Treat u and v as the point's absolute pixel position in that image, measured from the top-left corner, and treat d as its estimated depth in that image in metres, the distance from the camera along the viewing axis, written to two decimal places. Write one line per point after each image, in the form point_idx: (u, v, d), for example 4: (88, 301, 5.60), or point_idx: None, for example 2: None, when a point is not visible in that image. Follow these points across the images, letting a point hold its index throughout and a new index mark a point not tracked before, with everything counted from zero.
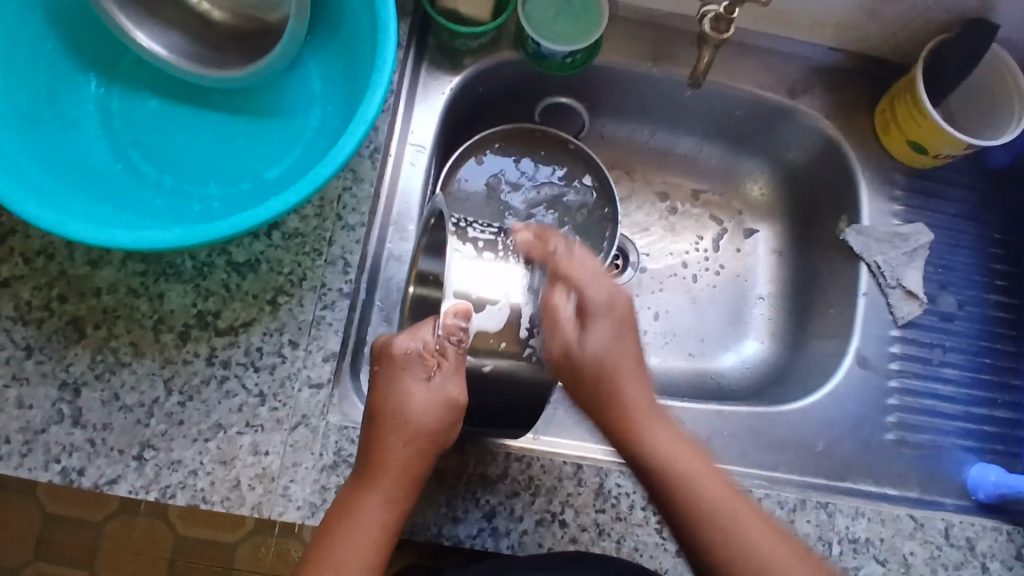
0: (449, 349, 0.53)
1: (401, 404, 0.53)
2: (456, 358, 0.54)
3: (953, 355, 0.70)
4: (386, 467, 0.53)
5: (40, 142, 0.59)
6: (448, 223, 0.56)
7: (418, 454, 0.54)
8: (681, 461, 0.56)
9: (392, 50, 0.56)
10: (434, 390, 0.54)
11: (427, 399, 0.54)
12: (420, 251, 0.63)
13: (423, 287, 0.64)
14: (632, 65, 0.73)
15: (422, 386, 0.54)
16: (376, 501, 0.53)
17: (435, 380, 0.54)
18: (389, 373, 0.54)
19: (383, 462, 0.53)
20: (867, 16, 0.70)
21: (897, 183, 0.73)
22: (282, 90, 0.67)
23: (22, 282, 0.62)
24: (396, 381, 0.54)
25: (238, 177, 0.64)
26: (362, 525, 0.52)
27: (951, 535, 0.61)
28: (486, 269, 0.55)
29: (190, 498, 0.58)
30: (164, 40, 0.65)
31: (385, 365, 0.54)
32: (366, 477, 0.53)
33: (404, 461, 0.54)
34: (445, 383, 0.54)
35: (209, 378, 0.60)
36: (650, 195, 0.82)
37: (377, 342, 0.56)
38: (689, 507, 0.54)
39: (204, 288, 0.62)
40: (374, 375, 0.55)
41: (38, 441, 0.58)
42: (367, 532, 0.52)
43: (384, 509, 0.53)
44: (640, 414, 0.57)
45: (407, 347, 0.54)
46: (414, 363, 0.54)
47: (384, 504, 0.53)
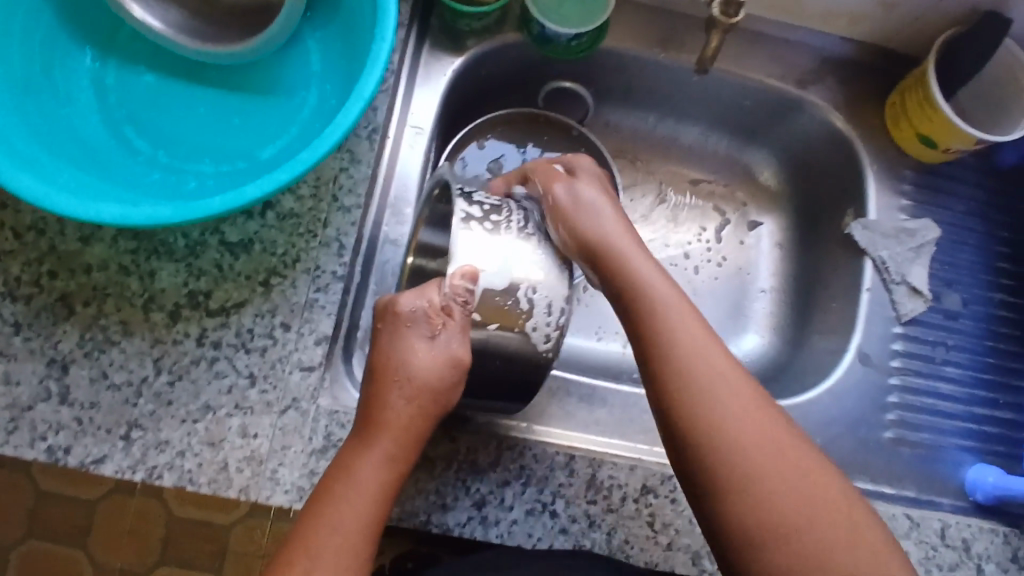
0: (455, 309, 0.54)
1: (405, 361, 0.53)
2: (461, 317, 0.54)
3: (955, 354, 0.69)
4: (388, 424, 0.52)
5: (31, 113, 0.58)
6: (453, 193, 0.57)
7: (420, 414, 0.53)
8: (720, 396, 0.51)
9: (392, 28, 0.54)
10: (439, 348, 0.53)
11: (431, 357, 0.53)
12: (422, 224, 0.64)
13: (422, 257, 0.64)
14: (638, 51, 0.71)
15: (426, 344, 0.53)
16: (379, 457, 0.52)
17: (440, 339, 0.53)
18: (393, 331, 0.54)
19: (384, 421, 0.52)
20: (881, 6, 0.68)
21: (905, 178, 0.72)
22: (279, 68, 0.65)
23: (12, 257, 0.60)
24: (400, 339, 0.53)
25: (233, 156, 0.63)
26: (362, 483, 0.51)
27: (947, 536, 0.60)
28: (488, 238, 0.55)
29: (178, 479, 0.57)
30: (160, 13, 0.64)
31: (389, 323, 0.54)
32: (366, 435, 0.53)
33: (405, 419, 0.53)
34: (450, 342, 0.54)
35: (199, 359, 0.59)
36: (654, 184, 0.80)
37: (379, 301, 0.55)
38: (711, 438, 0.50)
39: (196, 267, 0.61)
40: (377, 334, 0.55)
41: (24, 418, 0.57)
42: (367, 487, 0.51)
43: (385, 469, 0.52)
44: (690, 327, 0.54)
45: (412, 305, 0.53)
46: (419, 321, 0.53)
47: (386, 463, 0.52)
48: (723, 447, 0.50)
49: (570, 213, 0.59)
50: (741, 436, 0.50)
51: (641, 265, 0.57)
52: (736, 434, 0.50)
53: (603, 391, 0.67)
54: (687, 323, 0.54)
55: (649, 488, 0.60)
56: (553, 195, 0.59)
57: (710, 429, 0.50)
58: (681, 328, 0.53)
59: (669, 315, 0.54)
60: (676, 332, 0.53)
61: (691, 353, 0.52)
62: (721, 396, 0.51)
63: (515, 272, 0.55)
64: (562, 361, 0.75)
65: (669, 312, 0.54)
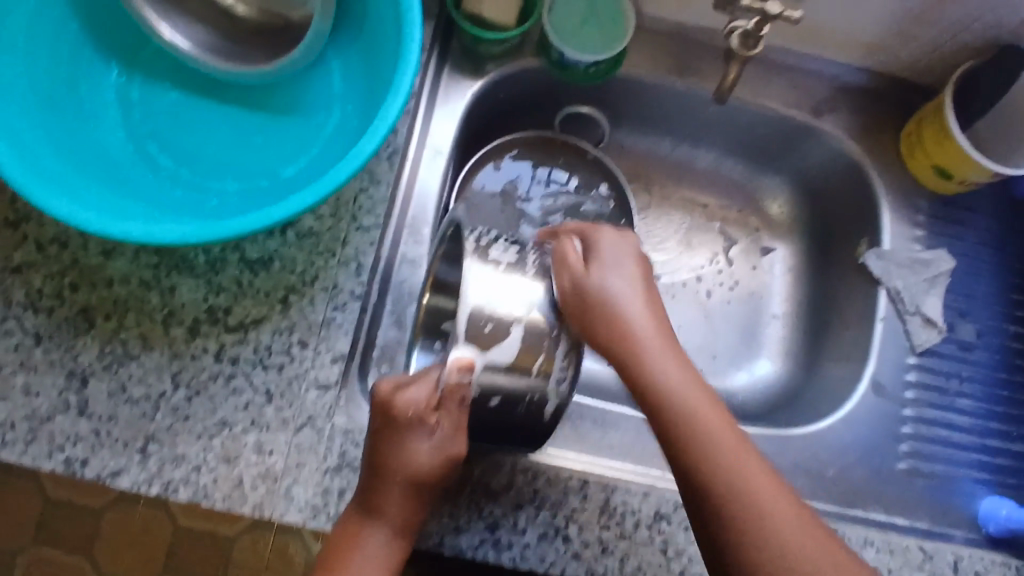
0: (450, 405, 0.53)
1: (404, 463, 0.53)
2: (455, 415, 0.53)
3: (969, 386, 0.69)
4: (387, 519, 0.53)
5: (57, 130, 0.58)
6: (466, 241, 0.56)
7: (418, 503, 0.54)
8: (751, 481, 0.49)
9: (416, 52, 0.55)
10: (437, 449, 0.53)
11: (431, 457, 0.53)
12: (437, 262, 0.62)
13: (439, 296, 0.64)
14: (654, 76, 0.72)
15: (425, 446, 0.53)
16: (379, 544, 0.53)
17: (438, 437, 0.53)
18: (392, 430, 0.53)
19: (385, 513, 0.53)
20: (897, 37, 0.69)
21: (920, 208, 0.72)
22: (303, 89, 0.67)
23: (35, 269, 0.61)
24: (399, 442, 0.53)
25: (255, 174, 0.64)
26: (360, 571, 0.53)
27: (960, 569, 0.60)
28: (492, 283, 0.54)
29: (193, 494, 0.58)
30: (188, 33, 0.65)
31: (388, 426, 0.53)
32: (370, 523, 0.54)
33: (407, 512, 0.54)
34: (448, 440, 0.54)
35: (217, 375, 0.60)
36: (669, 210, 0.81)
37: (377, 394, 0.54)
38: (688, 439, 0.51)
39: (216, 283, 0.62)
40: (376, 432, 0.54)
41: (42, 430, 0.58)
42: (366, 574, 0.53)
43: (388, 552, 0.54)
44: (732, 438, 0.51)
45: (412, 400, 0.53)
46: (417, 425, 0.53)
47: (388, 546, 0.54)
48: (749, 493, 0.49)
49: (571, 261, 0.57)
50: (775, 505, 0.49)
51: (653, 353, 0.54)
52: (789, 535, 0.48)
53: (615, 415, 0.67)
54: (691, 396, 0.52)
55: (662, 515, 0.60)
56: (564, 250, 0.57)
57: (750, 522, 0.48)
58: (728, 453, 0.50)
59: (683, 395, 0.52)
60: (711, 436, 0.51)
61: (712, 438, 0.51)
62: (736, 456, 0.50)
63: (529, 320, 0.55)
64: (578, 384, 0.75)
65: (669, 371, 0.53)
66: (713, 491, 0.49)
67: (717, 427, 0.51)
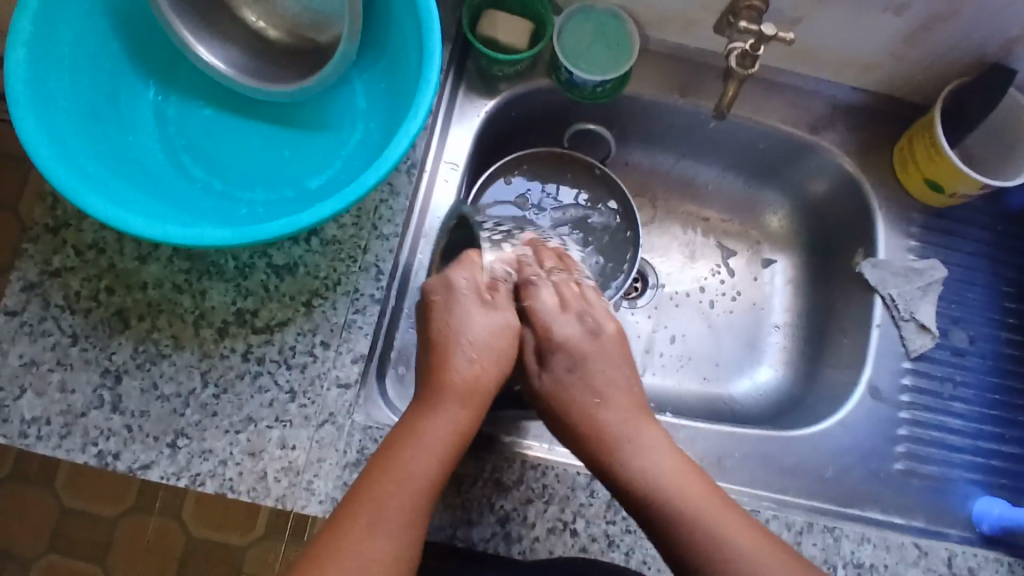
0: (501, 288, 0.64)
1: (461, 328, 0.60)
2: (506, 300, 0.63)
3: (963, 390, 0.72)
4: (447, 390, 0.57)
5: (99, 143, 0.63)
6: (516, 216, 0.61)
7: (473, 382, 0.58)
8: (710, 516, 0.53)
9: (436, 72, 0.59)
10: (492, 317, 0.61)
11: (486, 328, 0.60)
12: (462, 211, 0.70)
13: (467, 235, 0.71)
14: (658, 95, 0.76)
15: (480, 312, 0.61)
16: (447, 418, 0.56)
17: (490, 314, 0.61)
18: (445, 305, 0.61)
19: (439, 399, 0.57)
20: (889, 58, 0.73)
21: (913, 220, 0.75)
22: (328, 106, 0.71)
23: (73, 273, 0.65)
24: (455, 310, 0.60)
25: (283, 186, 0.68)
26: (433, 435, 0.55)
27: (954, 564, 0.62)
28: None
29: (219, 486, 0.61)
30: (222, 54, 0.70)
31: (445, 295, 0.61)
32: (429, 401, 0.57)
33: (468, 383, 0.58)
34: (502, 319, 0.62)
35: (244, 373, 0.63)
36: (674, 224, 0.85)
37: (421, 295, 0.62)
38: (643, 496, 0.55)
39: (244, 287, 0.66)
40: (431, 305, 0.61)
41: (78, 424, 0.61)
42: (439, 438, 0.55)
43: (447, 428, 0.56)
44: (701, 494, 0.54)
45: (461, 278, 0.62)
46: (471, 290, 0.62)
47: (456, 413, 0.56)
48: (709, 533, 0.52)
49: (541, 305, 0.64)
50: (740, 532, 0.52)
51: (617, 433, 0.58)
52: (764, 571, 0.50)
53: None
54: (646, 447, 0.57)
55: None
56: (541, 300, 0.64)
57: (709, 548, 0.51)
58: (688, 500, 0.54)
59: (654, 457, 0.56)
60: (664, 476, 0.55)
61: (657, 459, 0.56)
62: (696, 497, 0.54)
63: None
64: None
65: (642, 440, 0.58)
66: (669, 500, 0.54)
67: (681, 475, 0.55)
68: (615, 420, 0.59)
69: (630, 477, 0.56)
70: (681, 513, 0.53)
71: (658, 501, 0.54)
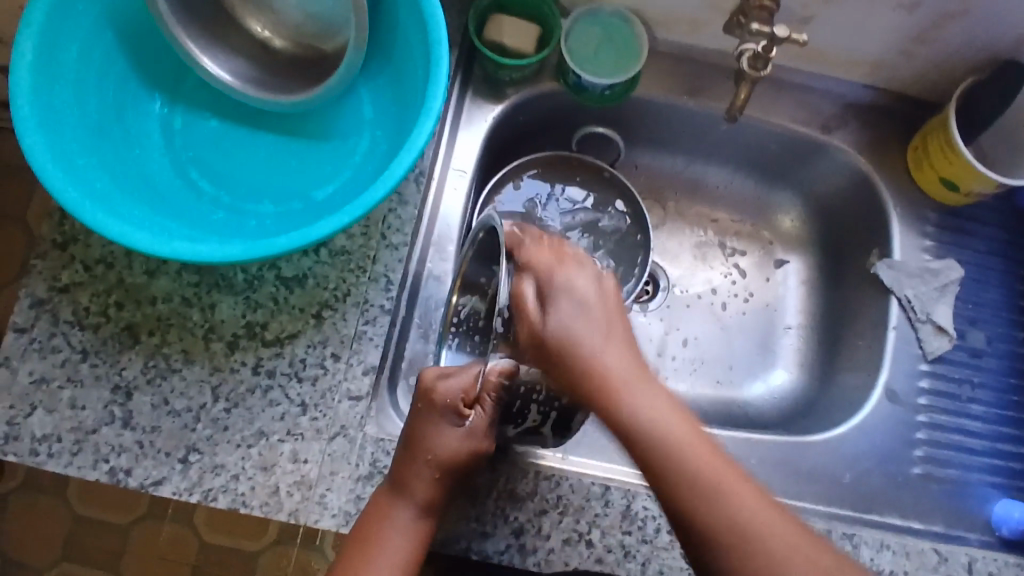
0: (486, 401, 0.58)
1: (435, 444, 0.57)
2: (492, 409, 0.58)
3: (981, 392, 0.71)
4: (418, 488, 0.56)
5: (106, 158, 0.62)
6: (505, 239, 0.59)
7: (445, 477, 0.57)
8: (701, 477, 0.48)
9: (445, 80, 0.58)
10: (467, 438, 0.57)
11: (460, 443, 0.57)
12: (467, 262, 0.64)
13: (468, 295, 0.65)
14: (667, 97, 0.75)
15: (456, 432, 0.57)
16: (408, 519, 0.56)
17: (470, 426, 0.58)
18: (429, 413, 0.57)
19: (412, 489, 0.56)
20: (901, 56, 0.72)
21: (929, 220, 0.74)
22: (335, 116, 0.70)
23: (81, 288, 0.65)
24: (431, 426, 0.57)
25: (290, 197, 0.67)
26: (390, 544, 0.55)
27: (975, 570, 0.61)
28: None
29: (231, 501, 0.60)
30: (228, 65, 0.69)
31: (427, 406, 0.57)
32: (402, 489, 0.56)
33: (434, 491, 0.56)
34: (480, 432, 0.58)
35: (255, 387, 0.63)
36: (684, 225, 0.83)
37: (421, 379, 0.59)
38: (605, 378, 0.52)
39: (253, 300, 0.65)
40: (415, 412, 0.58)
41: (89, 441, 0.61)
42: (395, 547, 0.55)
43: (418, 519, 0.56)
44: (713, 463, 0.49)
45: (451, 389, 0.57)
46: (450, 412, 0.57)
47: (416, 520, 0.56)
48: (724, 546, 0.47)
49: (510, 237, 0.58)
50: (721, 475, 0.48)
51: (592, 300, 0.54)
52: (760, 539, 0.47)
53: None
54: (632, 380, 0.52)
55: None
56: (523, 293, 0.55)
57: (704, 499, 0.48)
58: (704, 496, 0.48)
59: (673, 438, 0.49)
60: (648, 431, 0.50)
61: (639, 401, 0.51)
62: (710, 473, 0.48)
63: None
64: None
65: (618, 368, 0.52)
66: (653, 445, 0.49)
67: (666, 428, 0.50)
68: (619, 362, 0.53)
69: (652, 459, 0.49)
70: (695, 514, 0.48)
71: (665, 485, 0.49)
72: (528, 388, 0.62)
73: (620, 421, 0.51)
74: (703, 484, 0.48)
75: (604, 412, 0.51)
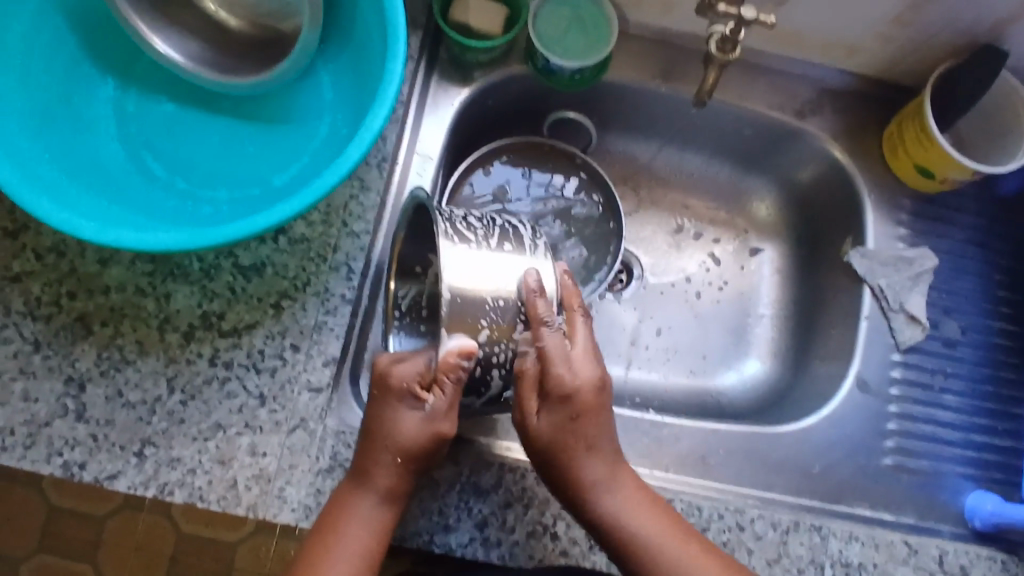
0: (445, 383, 0.54)
1: (394, 429, 0.54)
2: (451, 391, 0.54)
3: (954, 382, 0.70)
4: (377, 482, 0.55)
5: (55, 143, 0.60)
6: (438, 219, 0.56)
7: (405, 469, 0.55)
8: (653, 542, 0.56)
9: (402, 62, 0.56)
10: (425, 423, 0.54)
11: (420, 429, 0.54)
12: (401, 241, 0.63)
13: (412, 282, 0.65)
14: (641, 82, 0.74)
15: (415, 416, 0.54)
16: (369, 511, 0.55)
17: (429, 410, 0.54)
18: (385, 399, 0.55)
19: (372, 479, 0.55)
20: (878, 40, 0.70)
21: (903, 208, 0.73)
22: (295, 99, 0.68)
23: (34, 278, 0.63)
24: (389, 412, 0.55)
25: (248, 183, 0.65)
26: (349, 535, 0.54)
27: (946, 563, 0.61)
28: (475, 259, 0.56)
29: (188, 496, 0.59)
30: (181, 46, 0.66)
31: (383, 393, 0.55)
32: (361, 481, 0.55)
33: (395, 480, 0.55)
34: (439, 418, 0.55)
35: (211, 379, 0.61)
36: (657, 213, 0.82)
37: (376, 366, 0.56)
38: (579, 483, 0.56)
39: (210, 289, 0.63)
40: (371, 398, 0.56)
41: (41, 434, 0.59)
42: (355, 538, 0.54)
43: (380, 509, 0.55)
44: (657, 526, 0.56)
45: (405, 374, 0.55)
46: (408, 397, 0.54)
47: (377, 510, 0.55)
48: None
49: (537, 306, 0.55)
50: (676, 559, 0.55)
51: (574, 373, 0.55)
52: None
53: (605, 415, 0.67)
54: (603, 472, 0.57)
55: None
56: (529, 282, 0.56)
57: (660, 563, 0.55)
58: (666, 544, 0.55)
59: (617, 512, 0.56)
60: (602, 492, 0.56)
61: (588, 473, 0.56)
62: (659, 539, 0.56)
63: (512, 284, 0.56)
64: None
65: (608, 493, 0.56)
66: (599, 532, 0.56)
67: (620, 507, 0.57)
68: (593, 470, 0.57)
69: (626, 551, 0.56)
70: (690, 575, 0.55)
71: (624, 548, 0.56)
72: (488, 356, 0.56)
73: (597, 519, 0.56)
74: (661, 574, 0.55)
75: (614, 564, 0.56)
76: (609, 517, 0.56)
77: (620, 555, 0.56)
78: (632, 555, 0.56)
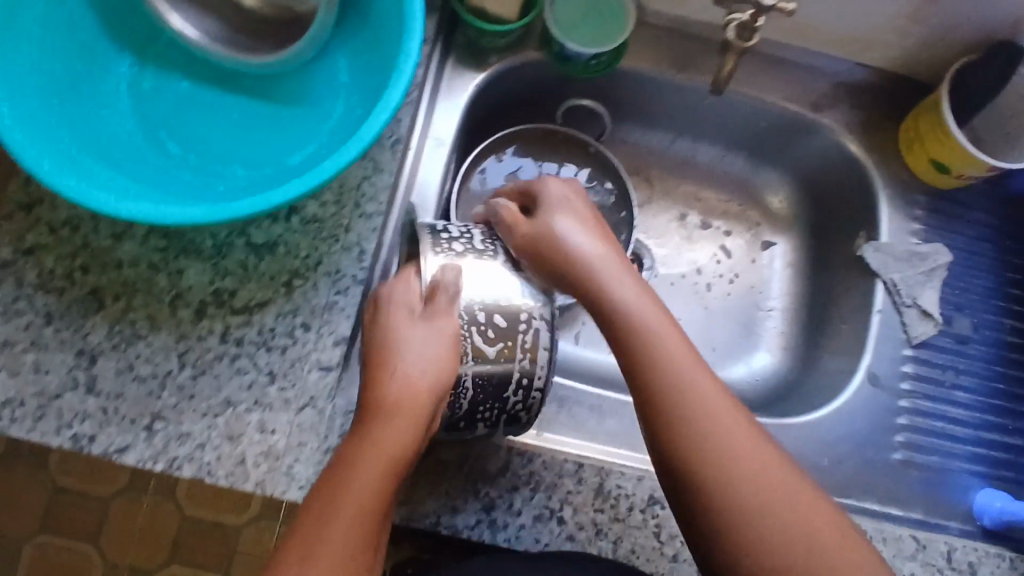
0: (439, 296, 0.55)
1: (389, 342, 0.54)
2: (446, 306, 0.55)
3: (965, 378, 0.70)
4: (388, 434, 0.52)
5: (71, 116, 0.60)
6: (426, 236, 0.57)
7: (415, 403, 0.52)
8: (721, 421, 0.52)
9: (418, 42, 0.56)
10: (423, 327, 0.54)
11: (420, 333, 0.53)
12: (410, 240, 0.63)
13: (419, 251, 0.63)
14: (656, 70, 0.73)
15: (415, 325, 0.54)
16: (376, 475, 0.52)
17: (423, 311, 0.54)
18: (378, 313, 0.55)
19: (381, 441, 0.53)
20: (896, 33, 0.70)
21: (917, 203, 0.73)
22: (310, 80, 0.68)
23: (47, 251, 0.63)
24: (382, 330, 0.54)
25: (261, 163, 0.65)
26: (360, 477, 0.50)
27: (953, 559, 0.60)
28: (480, 266, 0.57)
29: (196, 471, 0.59)
30: (200, 24, 0.68)
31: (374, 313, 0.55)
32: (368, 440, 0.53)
33: (406, 433, 0.52)
34: (438, 333, 0.54)
35: (222, 355, 0.61)
36: (668, 204, 0.82)
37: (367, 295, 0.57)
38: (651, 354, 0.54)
39: (223, 266, 0.63)
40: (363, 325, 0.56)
41: (51, 406, 0.60)
42: (366, 482, 0.50)
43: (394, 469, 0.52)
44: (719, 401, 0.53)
45: (396, 292, 0.55)
46: (401, 302, 0.55)
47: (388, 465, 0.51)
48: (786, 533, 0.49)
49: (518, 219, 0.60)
50: (767, 495, 0.50)
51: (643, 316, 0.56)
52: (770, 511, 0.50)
53: (614, 402, 0.68)
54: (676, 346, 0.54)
55: (656, 499, 0.61)
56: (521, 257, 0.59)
57: (744, 515, 0.50)
58: (744, 462, 0.51)
59: (692, 388, 0.53)
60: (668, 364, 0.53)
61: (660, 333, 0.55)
62: (736, 439, 0.51)
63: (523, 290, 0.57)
64: (573, 371, 0.76)
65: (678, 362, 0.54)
66: (676, 412, 0.52)
67: (689, 381, 0.53)
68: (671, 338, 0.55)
69: (676, 422, 0.52)
70: (758, 511, 0.50)
71: (682, 454, 0.52)
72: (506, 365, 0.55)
73: (659, 389, 0.53)
74: (735, 485, 0.50)
75: (662, 432, 0.52)
76: (679, 380, 0.53)
77: (693, 425, 0.52)
78: (684, 436, 0.52)
